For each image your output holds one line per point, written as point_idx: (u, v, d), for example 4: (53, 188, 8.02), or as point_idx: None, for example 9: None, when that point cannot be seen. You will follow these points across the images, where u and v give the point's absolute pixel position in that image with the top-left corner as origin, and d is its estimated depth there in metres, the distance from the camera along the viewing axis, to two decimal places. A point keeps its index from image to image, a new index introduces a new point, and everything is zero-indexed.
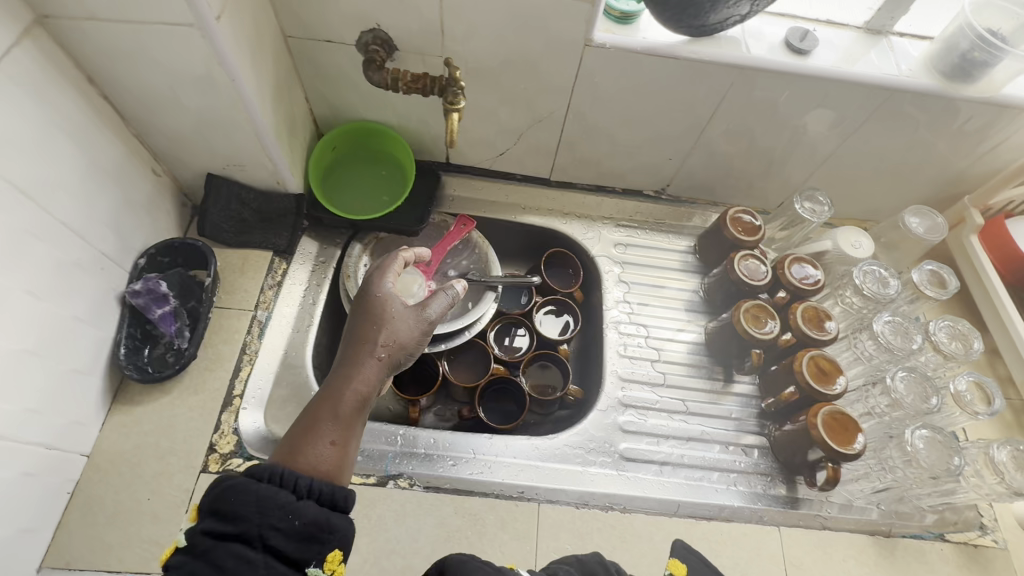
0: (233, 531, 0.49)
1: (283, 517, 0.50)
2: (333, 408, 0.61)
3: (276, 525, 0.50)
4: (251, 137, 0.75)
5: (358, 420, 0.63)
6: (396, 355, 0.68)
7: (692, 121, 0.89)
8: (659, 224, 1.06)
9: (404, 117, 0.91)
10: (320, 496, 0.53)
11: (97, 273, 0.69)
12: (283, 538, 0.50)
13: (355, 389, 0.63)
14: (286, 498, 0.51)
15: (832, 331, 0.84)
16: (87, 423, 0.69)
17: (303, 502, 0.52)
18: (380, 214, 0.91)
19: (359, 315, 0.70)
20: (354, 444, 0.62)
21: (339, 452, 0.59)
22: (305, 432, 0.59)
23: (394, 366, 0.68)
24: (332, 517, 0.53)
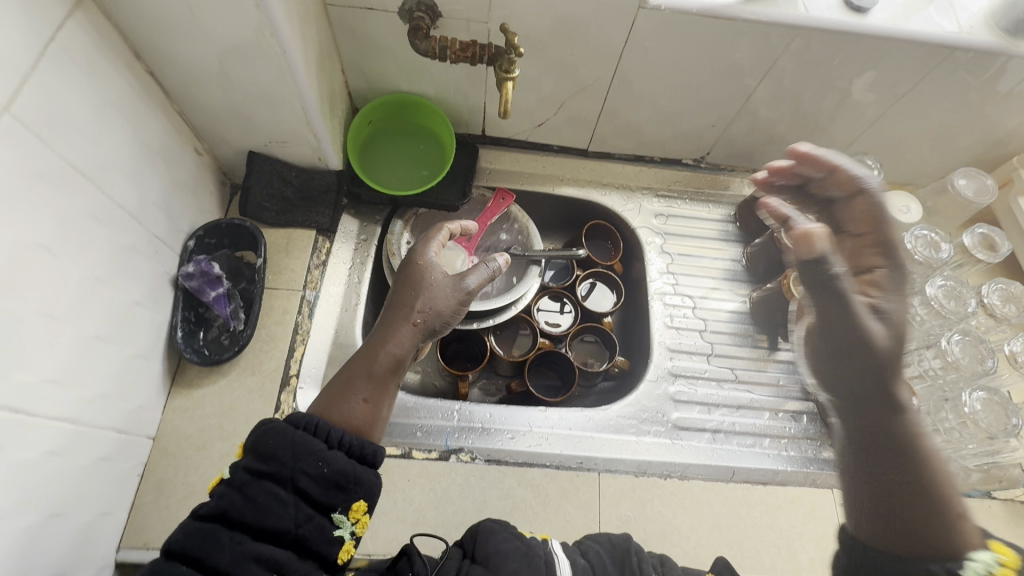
0: (268, 470, 0.52)
1: (314, 462, 0.53)
2: (368, 367, 0.63)
3: (307, 469, 0.53)
4: (297, 111, 0.73)
5: (391, 381, 0.64)
6: (431, 324, 0.67)
7: (740, 87, 0.87)
8: (698, 193, 1.05)
9: (443, 88, 0.88)
10: (349, 448, 0.56)
11: (151, 256, 0.68)
12: (313, 483, 0.52)
13: (390, 351, 0.64)
14: (318, 445, 0.54)
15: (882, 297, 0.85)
16: (151, 406, 0.69)
17: (333, 452, 0.54)
18: (421, 189, 0.89)
19: (402, 281, 0.70)
20: (387, 404, 0.64)
21: (370, 410, 0.61)
22: (341, 386, 0.61)
23: (430, 334, 0.67)
24: (358, 470, 0.55)
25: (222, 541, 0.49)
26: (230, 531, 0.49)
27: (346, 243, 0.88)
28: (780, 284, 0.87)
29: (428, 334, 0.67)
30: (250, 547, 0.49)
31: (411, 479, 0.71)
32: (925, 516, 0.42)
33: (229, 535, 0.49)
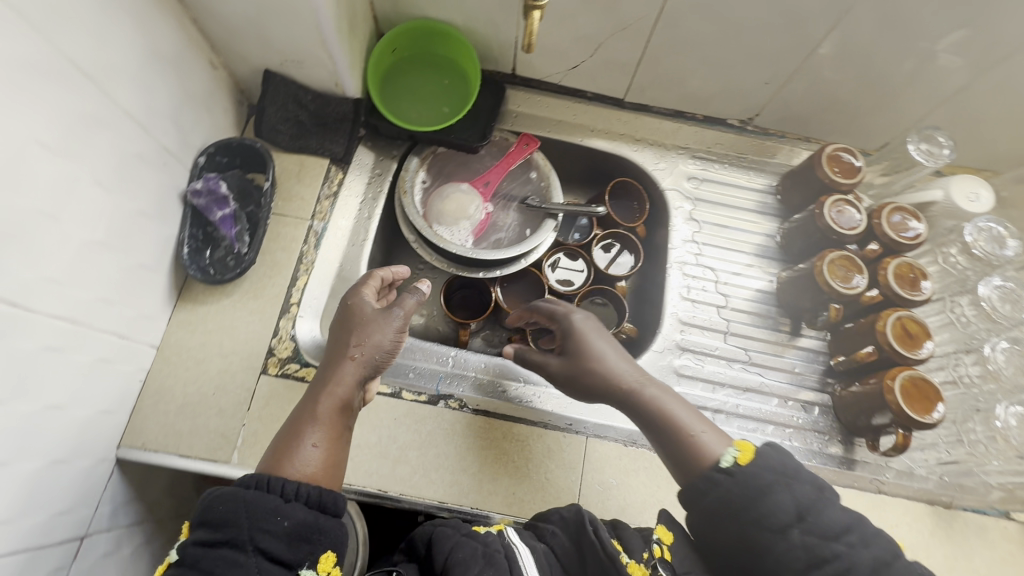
0: (222, 537, 0.49)
1: (271, 518, 0.50)
2: (313, 413, 0.60)
3: (266, 526, 0.50)
4: (312, 28, 0.69)
5: (342, 422, 0.61)
6: (374, 357, 0.64)
7: (803, 39, 0.77)
8: (740, 159, 0.96)
9: (471, 17, 0.82)
10: (307, 498, 0.52)
11: (160, 167, 0.67)
12: (276, 539, 0.50)
13: (331, 392, 0.61)
14: (275, 501, 0.51)
15: (927, 292, 0.77)
16: (155, 316, 0.70)
17: (292, 505, 0.51)
18: (441, 126, 0.85)
19: (336, 324, 0.68)
20: (342, 446, 0.61)
21: (325, 458, 0.58)
22: (288, 443, 0.57)
23: (375, 368, 0.65)
24: (321, 520, 0.52)
25: None
26: None
27: (359, 176, 0.86)
28: (812, 266, 0.80)
29: (373, 369, 0.65)
30: None
31: (397, 417, 0.71)
32: (681, 458, 0.58)
33: None
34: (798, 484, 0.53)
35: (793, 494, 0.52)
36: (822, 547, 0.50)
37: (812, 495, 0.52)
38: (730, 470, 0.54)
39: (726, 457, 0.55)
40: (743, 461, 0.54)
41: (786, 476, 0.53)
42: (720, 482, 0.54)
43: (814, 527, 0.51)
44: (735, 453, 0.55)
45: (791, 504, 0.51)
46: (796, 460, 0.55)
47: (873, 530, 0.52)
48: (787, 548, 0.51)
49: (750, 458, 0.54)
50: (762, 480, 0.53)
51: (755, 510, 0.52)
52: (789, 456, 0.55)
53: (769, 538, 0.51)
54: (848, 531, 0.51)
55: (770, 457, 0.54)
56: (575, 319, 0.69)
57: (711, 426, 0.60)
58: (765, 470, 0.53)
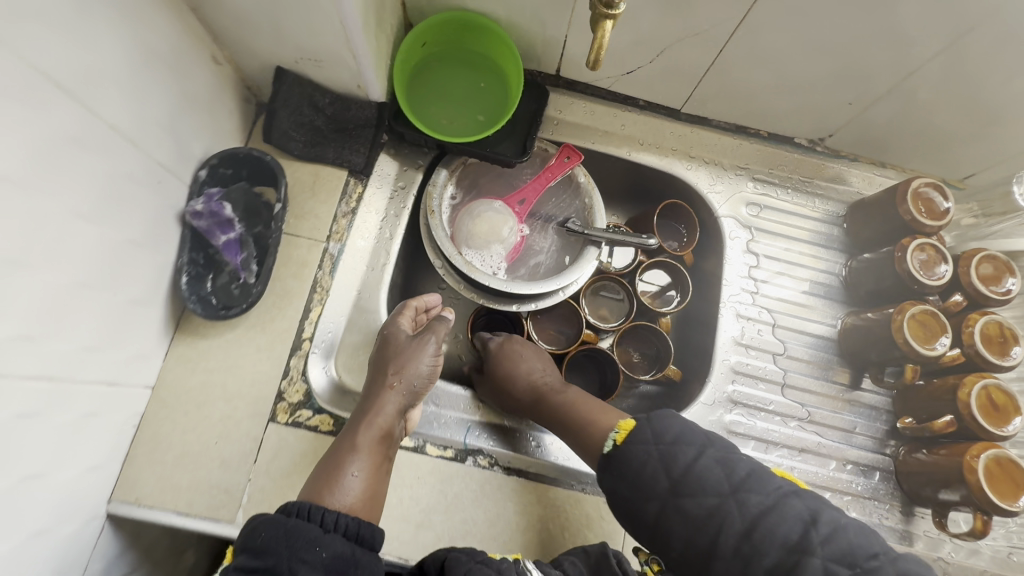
0: (262, 565, 0.46)
1: (309, 546, 0.48)
2: (353, 441, 0.58)
3: (304, 555, 0.47)
4: (333, 24, 0.58)
5: (383, 451, 0.59)
6: (413, 384, 0.62)
7: (904, 60, 0.66)
8: (804, 183, 0.86)
9: (517, 11, 0.70)
10: (346, 529, 0.50)
11: (153, 187, 0.57)
12: (312, 569, 0.46)
13: (373, 420, 0.59)
14: (314, 531, 0.49)
15: (1017, 358, 0.69)
16: (149, 355, 0.62)
17: (331, 535, 0.49)
18: (474, 137, 0.75)
19: (376, 349, 0.66)
20: (381, 478, 0.58)
21: (365, 490, 0.56)
22: (329, 472, 0.55)
23: (415, 395, 0.63)
24: (358, 552, 0.50)
25: None
26: None
27: (381, 190, 0.76)
28: (889, 318, 0.71)
29: (413, 397, 0.62)
30: None
31: (421, 476, 0.64)
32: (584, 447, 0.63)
33: None
34: (669, 447, 0.57)
35: (663, 459, 0.57)
36: (693, 507, 0.54)
37: (688, 455, 0.56)
38: (611, 452, 0.60)
39: (608, 441, 0.61)
40: (621, 440, 0.60)
41: (657, 446, 0.57)
42: (605, 465, 0.60)
43: (686, 493, 0.54)
44: (616, 436, 0.60)
45: (661, 473, 0.56)
46: (675, 426, 0.59)
47: (750, 473, 0.54)
48: (665, 513, 0.55)
49: (626, 436, 0.60)
50: (638, 453, 0.58)
51: (637, 484, 0.57)
52: (665, 424, 0.59)
53: (649, 509, 0.56)
54: (720, 484, 0.53)
55: (645, 431, 0.59)
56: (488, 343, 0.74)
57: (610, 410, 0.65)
58: (639, 445, 0.58)
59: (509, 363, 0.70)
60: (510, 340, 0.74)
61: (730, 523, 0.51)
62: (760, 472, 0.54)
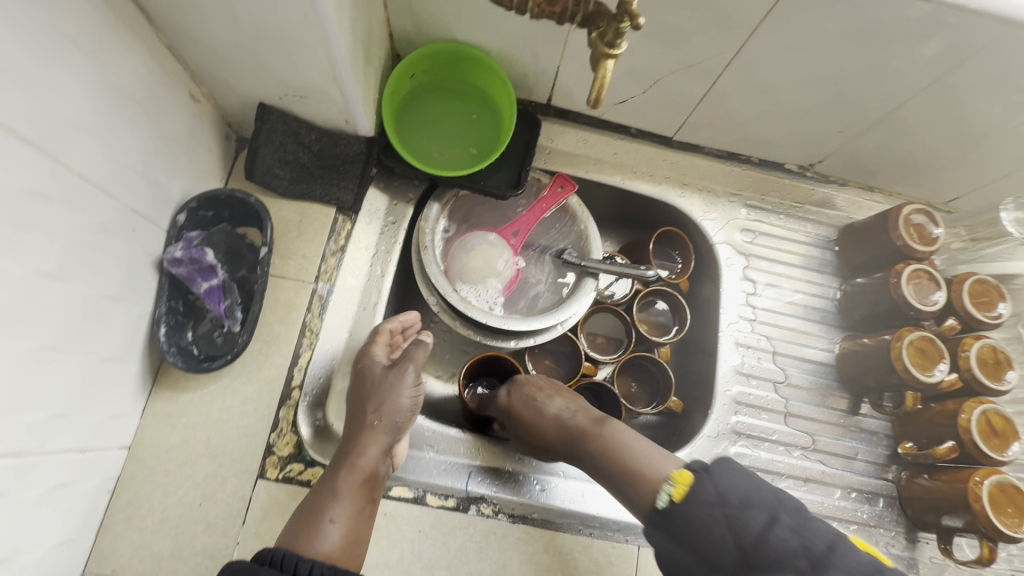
0: None
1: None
2: (333, 486, 0.54)
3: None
4: (321, 60, 0.55)
5: (366, 495, 0.56)
6: (394, 419, 0.59)
7: (893, 92, 0.67)
8: (795, 208, 0.87)
9: (508, 43, 0.69)
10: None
11: (128, 236, 0.53)
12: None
13: (353, 462, 0.56)
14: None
15: (1012, 382, 0.69)
16: (125, 414, 0.57)
17: None
18: (467, 170, 0.73)
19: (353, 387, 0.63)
20: (364, 524, 0.55)
21: (347, 537, 0.52)
22: (309, 520, 0.52)
23: (397, 431, 0.60)
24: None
25: None
26: None
27: (370, 226, 0.73)
28: (888, 344, 0.71)
29: (395, 433, 0.59)
30: None
31: (422, 529, 0.61)
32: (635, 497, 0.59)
33: None
34: (738, 513, 0.54)
35: (731, 525, 0.53)
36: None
37: (760, 523, 0.53)
38: (668, 508, 0.56)
39: (662, 493, 0.57)
40: (678, 496, 0.56)
41: (726, 512, 0.54)
42: (660, 522, 0.56)
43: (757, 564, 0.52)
44: (671, 487, 0.57)
45: (729, 541, 0.53)
46: (743, 485, 0.55)
47: (830, 547, 0.51)
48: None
49: (684, 492, 0.56)
50: (702, 516, 0.54)
51: (699, 550, 0.54)
52: (734, 487, 0.55)
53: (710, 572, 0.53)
54: (799, 557, 0.50)
55: (706, 491, 0.55)
56: (505, 396, 0.70)
57: (654, 449, 0.61)
58: (701, 505, 0.55)
59: (531, 412, 0.67)
60: (527, 387, 0.70)
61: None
62: (842, 543, 0.51)
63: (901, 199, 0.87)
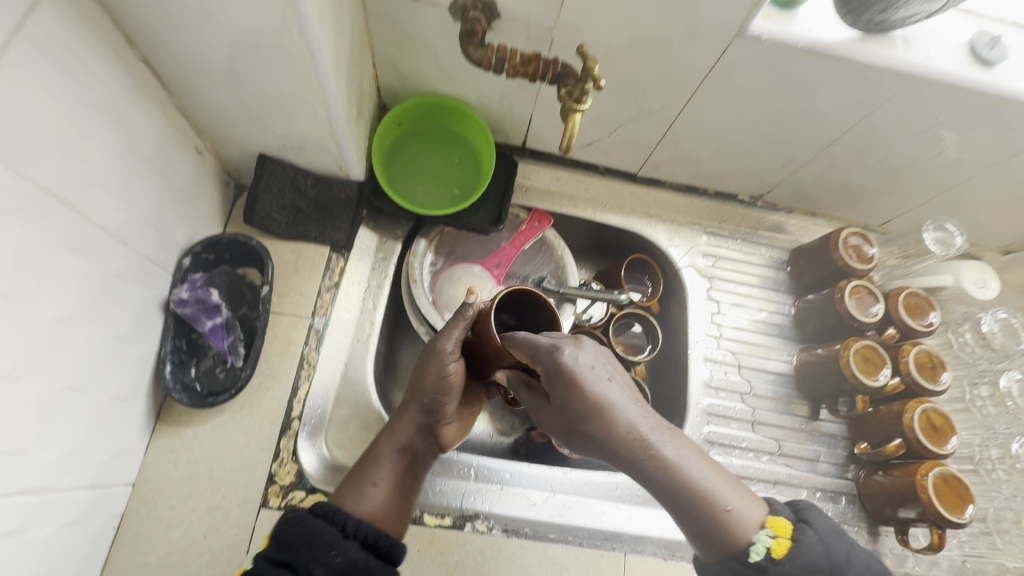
0: (285, 559, 0.49)
1: (327, 549, 0.51)
2: (377, 450, 0.62)
3: (320, 556, 0.50)
4: (319, 116, 0.61)
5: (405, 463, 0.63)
6: (429, 400, 0.63)
7: (823, 132, 0.76)
8: (750, 234, 0.96)
9: (485, 95, 0.77)
10: (364, 537, 0.54)
11: (139, 280, 0.57)
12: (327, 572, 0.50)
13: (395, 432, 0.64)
14: (334, 533, 0.53)
15: (946, 383, 0.77)
16: (130, 450, 0.60)
17: (348, 541, 0.53)
18: (451, 208, 0.79)
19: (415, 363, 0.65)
20: (402, 491, 0.62)
21: (387, 501, 0.60)
22: (357, 480, 0.60)
23: (434, 411, 0.64)
24: (371, 561, 0.53)
25: None
26: None
27: (363, 261, 0.78)
28: (837, 353, 0.79)
29: (430, 412, 0.64)
30: None
31: (421, 548, 0.64)
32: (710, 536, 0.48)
33: None
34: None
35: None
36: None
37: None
38: (764, 564, 0.46)
39: (756, 545, 0.47)
40: (779, 551, 0.47)
41: (830, 567, 0.47)
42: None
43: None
44: (771, 540, 0.47)
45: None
46: (845, 542, 0.50)
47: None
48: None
49: (787, 546, 0.47)
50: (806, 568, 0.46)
51: None
52: (838, 548, 0.49)
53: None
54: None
55: (808, 549, 0.47)
56: (566, 354, 0.47)
57: (741, 491, 0.49)
58: (809, 559, 0.47)
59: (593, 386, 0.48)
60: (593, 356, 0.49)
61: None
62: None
63: (841, 222, 0.97)
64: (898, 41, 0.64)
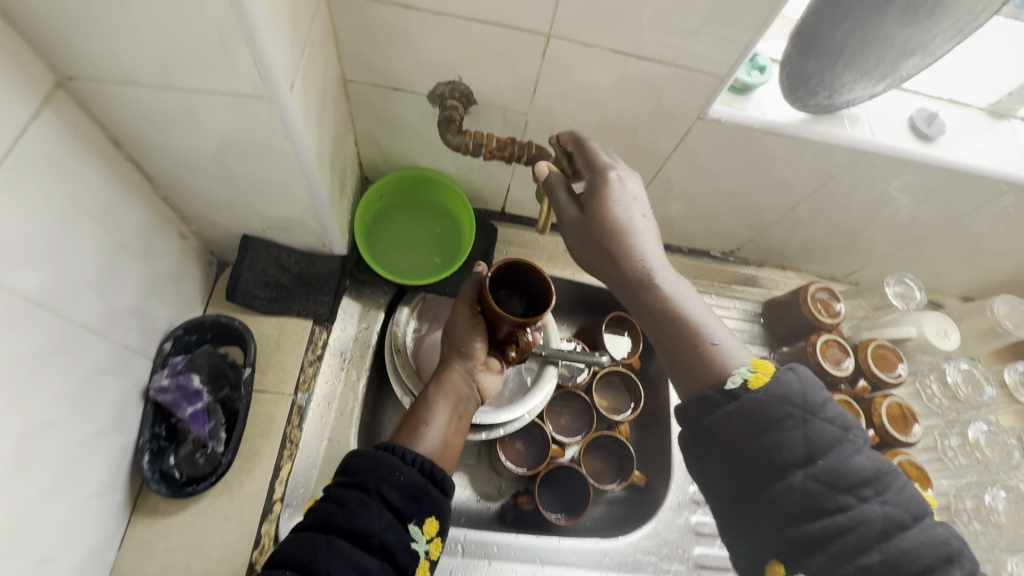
0: (353, 482, 0.52)
1: (392, 472, 0.53)
2: (425, 400, 0.65)
3: (386, 478, 0.53)
4: (302, 203, 0.63)
5: (453, 410, 0.65)
6: (463, 346, 0.68)
7: (785, 197, 0.81)
8: (724, 288, 0.98)
9: (465, 168, 0.80)
10: (422, 466, 0.55)
11: (120, 370, 0.57)
12: (393, 491, 0.52)
13: (441, 386, 0.67)
14: (397, 460, 0.54)
15: (917, 435, 0.80)
16: (105, 547, 0.58)
17: (410, 467, 0.54)
18: (433, 278, 0.80)
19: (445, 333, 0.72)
20: (453, 434, 0.63)
21: (440, 439, 0.62)
22: (409, 427, 0.62)
23: (471, 356, 0.68)
24: (430, 488, 0.54)
25: (320, 546, 0.47)
26: (326, 537, 0.48)
27: (345, 331, 0.79)
28: None
29: (467, 359, 0.68)
30: (343, 551, 0.47)
31: None
32: (688, 368, 0.49)
33: (327, 541, 0.48)
34: (816, 422, 0.42)
35: (806, 430, 0.42)
36: (826, 497, 0.40)
37: (833, 435, 0.42)
38: (738, 393, 0.45)
39: (734, 376, 0.46)
40: (756, 383, 0.44)
41: (803, 409, 0.43)
42: (722, 403, 0.45)
43: (826, 474, 0.41)
44: (749, 374, 0.45)
45: (801, 441, 0.42)
46: (822, 390, 0.44)
47: (908, 500, 0.40)
48: (786, 493, 0.41)
49: (764, 380, 0.44)
50: (772, 414, 0.43)
51: (760, 441, 0.42)
52: (818, 391, 0.44)
53: (794, 481, 0.41)
54: (868, 484, 0.40)
55: (790, 389, 0.43)
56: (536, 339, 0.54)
57: (733, 335, 0.50)
58: (779, 403, 0.43)
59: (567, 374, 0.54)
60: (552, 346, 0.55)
61: (868, 530, 0.39)
62: (921, 506, 0.40)
63: (809, 274, 1.01)
64: (845, 120, 0.70)
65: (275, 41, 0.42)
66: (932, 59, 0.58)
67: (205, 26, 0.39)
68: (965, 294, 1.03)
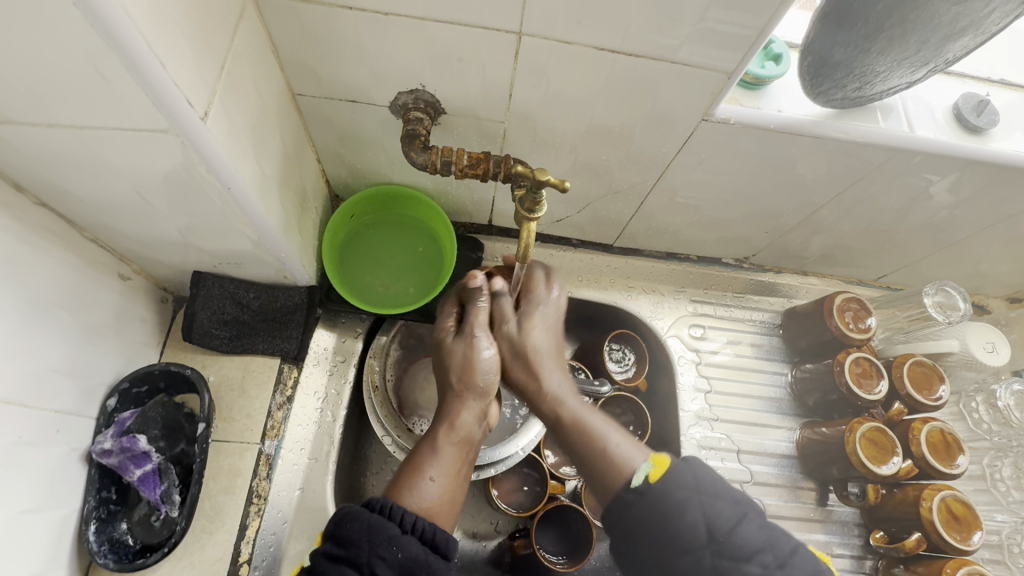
0: (345, 555, 0.42)
1: (387, 546, 0.43)
2: (432, 444, 0.55)
3: (382, 553, 0.42)
4: (250, 240, 0.55)
5: (466, 456, 0.56)
6: (478, 383, 0.59)
7: (807, 200, 0.71)
8: (737, 298, 0.89)
9: (443, 182, 0.72)
10: (423, 533, 0.45)
11: (51, 437, 0.51)
12: (388, 572, 0.42)
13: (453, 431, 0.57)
14: (393, 528, 0.44)
15: (962, 466, 0.69)
16: None
17: (408, 537, 0.44)
18: (413, 304, 0.72)
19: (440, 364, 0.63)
20: (460, 483, 0.54)
21: (444, 492, 0.52)
22: (407, 475, 0.53)
23: (483, 391, 0.59)
24: (432, 560, 0.44)
25: None
26: None
27: (317, 368, 0.71)
28: (843, 437, 0.71)
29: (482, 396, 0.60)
30: None
31: None
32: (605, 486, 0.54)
33: None
34: (710, 500, 0.48)
35: (703, 510, 0.48)
36: (732, 570, 0.46)
37: (732, 513, 0.48)
38: (641, 489, 0.50)
39: (636, 474, 0.51)
40: (654, 477, 0.50)
41: (738, 515, 0.48)
42: (631, 501, 0.50)
43: (726, 548, 0.46)
44: (648, 470, 0.50)
45: (755, 535, 0.47)
46: (712, 471, 0.51)
47: (796, 549, 0.47)
48: (697, 570, 0.47)
49: (660, 473, 0.50)
50: (675, 499, 0.48)
51: (681, 521, 0.47)
52: (785, 540, 0.48)
53: (704, 560, 0.47)
54: (768, 552, 0.46)
55: (707, 486, 0.49)
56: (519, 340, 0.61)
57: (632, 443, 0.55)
58: (677, 489, 0.49)
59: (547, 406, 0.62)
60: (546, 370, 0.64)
61: None
62: (804, 548, 0.47)
63: (833, 280, 0.92)
64: (877, 112, 0.60)
65: (168, 64, 0.35)
66: (984, 40, 0.48)
67: (72, 51, 0.32)
68: (1012, 296, 0.92)
